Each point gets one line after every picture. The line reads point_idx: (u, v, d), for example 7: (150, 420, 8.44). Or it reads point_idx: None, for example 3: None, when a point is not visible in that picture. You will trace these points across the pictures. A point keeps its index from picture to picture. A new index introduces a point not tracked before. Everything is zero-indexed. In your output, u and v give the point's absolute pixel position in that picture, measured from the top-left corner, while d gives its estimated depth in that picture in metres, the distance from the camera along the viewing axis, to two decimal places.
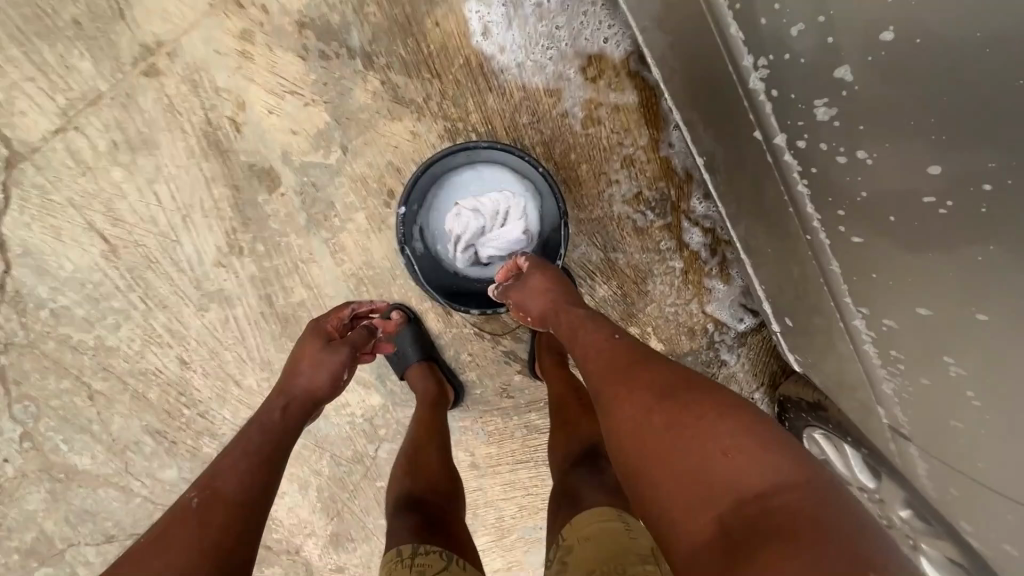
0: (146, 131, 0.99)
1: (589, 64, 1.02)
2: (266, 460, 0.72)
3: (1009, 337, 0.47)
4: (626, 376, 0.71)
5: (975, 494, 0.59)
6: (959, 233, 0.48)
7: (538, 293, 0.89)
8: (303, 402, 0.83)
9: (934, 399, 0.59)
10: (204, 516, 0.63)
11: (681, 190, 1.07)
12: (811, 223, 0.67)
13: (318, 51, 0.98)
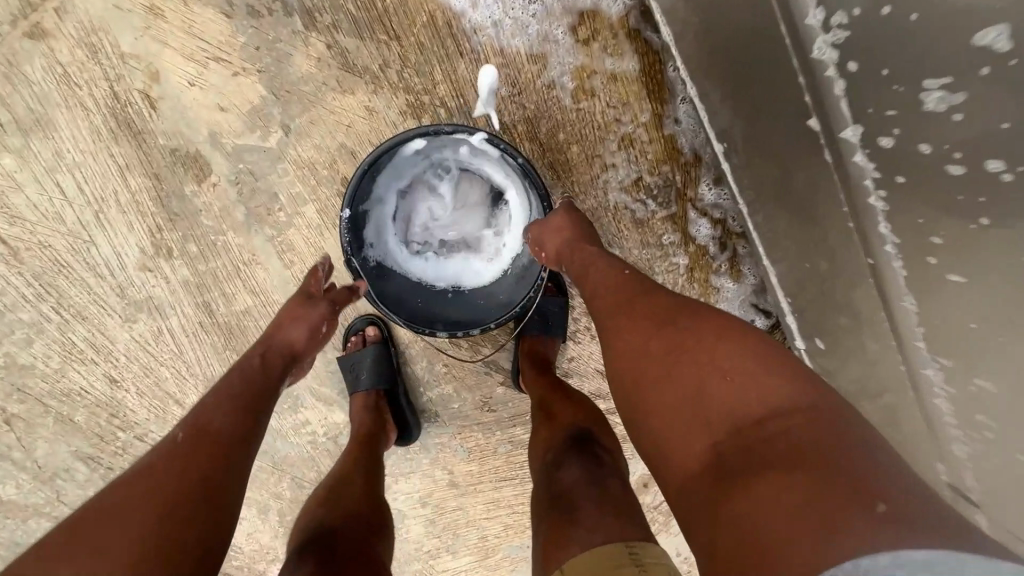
0: (38, 108, 0.81)
1: (581, 23, 0.84)
2: (250, 400, 0.63)
3: None
4: (628, 305, 0.61)
5: None
6: None
7: (549, 230, 0.76)
8: (281, 354, 0.72)
9: None
10: (183, 455, 0.53)
11: (688, 174, 0.92)
12: (884, 244, 0.56)
13: (246, 7, 0.80)
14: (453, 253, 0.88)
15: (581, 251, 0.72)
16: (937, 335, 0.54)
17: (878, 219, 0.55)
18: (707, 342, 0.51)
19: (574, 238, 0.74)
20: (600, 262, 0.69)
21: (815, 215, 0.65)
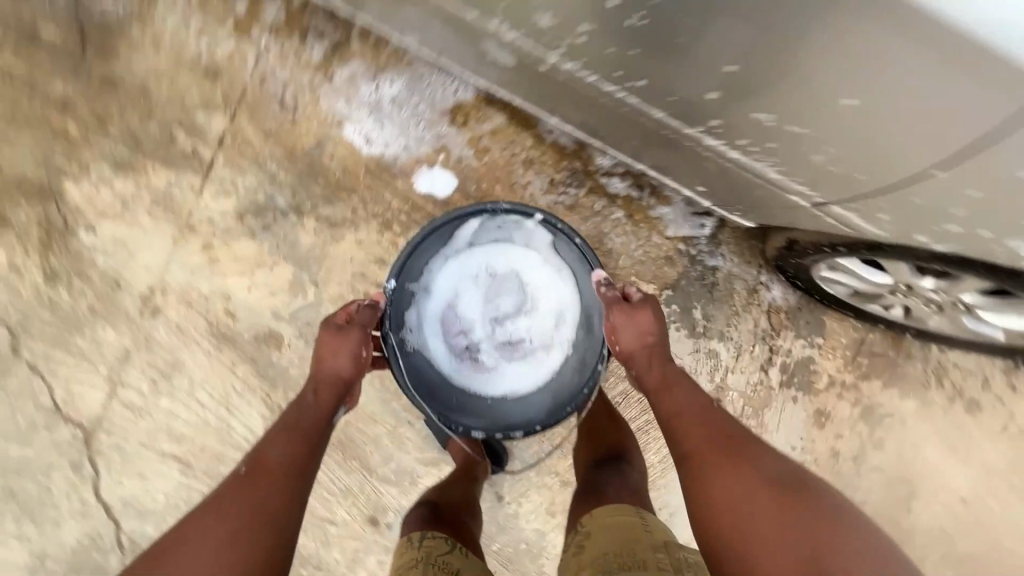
0: (170, 356, 1.19)
1: (454, 115, 1.21)
2: (304, 439, 0.81)
3: (762, 61, 0.53)
4: (729, 451, 0.79)
5: (912, 209, 0.61)
6: (660, 29, 0.58)
7: (625, 326, 0.94)
8: (333, 388, 0.90)
9: (796, 157, 0.64)
10: (252, 482, 0.73)
11: (582, 158, 1.22)
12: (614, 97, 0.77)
13: (261, 226, 1.20)
14: (490, 355, 1.16)
15: (655, 372, 0.92)
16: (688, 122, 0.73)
17: (595, 86, 0.77)
18: (810, 517, 0.68)
19: (645, 340, 0.94)
20: (681, 389, 0.88)
21: (625, 116, 0.85)
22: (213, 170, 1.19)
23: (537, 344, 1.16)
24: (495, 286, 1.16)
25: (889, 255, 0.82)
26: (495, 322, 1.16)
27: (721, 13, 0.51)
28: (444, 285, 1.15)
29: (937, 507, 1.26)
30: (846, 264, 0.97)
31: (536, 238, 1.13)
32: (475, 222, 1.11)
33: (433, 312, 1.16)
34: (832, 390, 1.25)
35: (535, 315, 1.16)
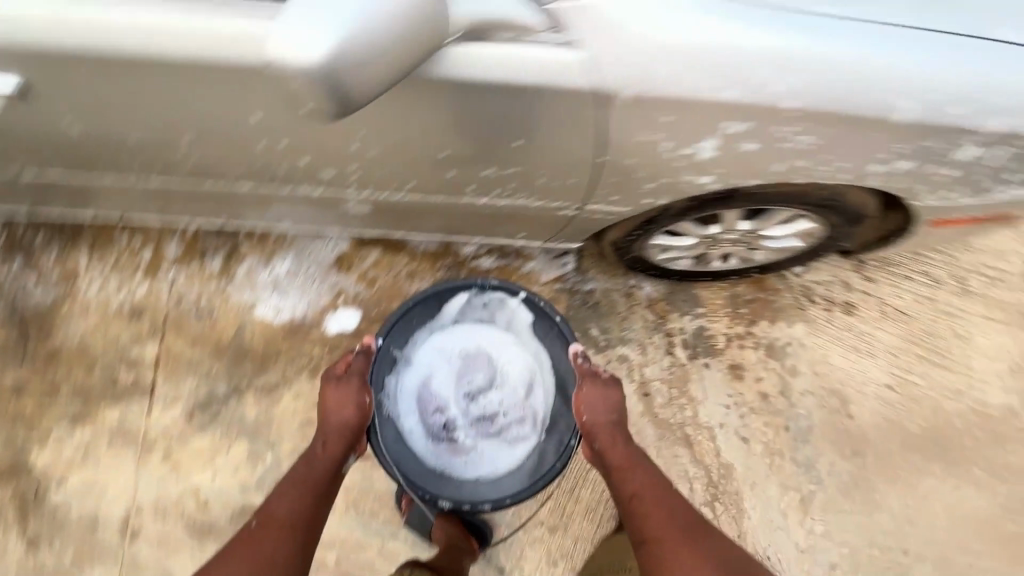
0: (159, 569, 1.27)
1: (339, 264, 1.46)
2: (310, 492, 1.00)
3: (453, 138, 0.76)
4: (692, 537, 0.93)
5: (614, 175, 0.83)
6: (385, 153, 0.79)
7: (597, 404, 1.07)
8: (342, 437, 1.05)
9: (529, 181, 0.86)
10: (264, 532, 0.93)
11: (451, 253, 1.48)
12: (403, 209, 0.99)
13: (208, 417, 1.35)
14: (465, 432, 1.14)
15: (621, 452, 1.05)
16: (458, 202, 0.94)
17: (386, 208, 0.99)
18: None
19: (612, 417, 1.07)
20: (643, 471, 1.04)
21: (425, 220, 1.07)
22: (156, 388, 1.37)
23: (513, 424, 1.14)
24: (472, 360, 1.16)
25: (665, 221, 1.07)
26: (471, 397, 1.14)
27: (406, 126, 0.73)
28: (423, 358, 1.16)
29: (871, 404, 1.38)
30: (660, 241, 1.21)
31: (519, 317, 1.17)
32: (461, 299, 1.17)
33: (409, 384, 1.15)
34: (733, 344, 1.42)
35: (510, 388, 1.15)
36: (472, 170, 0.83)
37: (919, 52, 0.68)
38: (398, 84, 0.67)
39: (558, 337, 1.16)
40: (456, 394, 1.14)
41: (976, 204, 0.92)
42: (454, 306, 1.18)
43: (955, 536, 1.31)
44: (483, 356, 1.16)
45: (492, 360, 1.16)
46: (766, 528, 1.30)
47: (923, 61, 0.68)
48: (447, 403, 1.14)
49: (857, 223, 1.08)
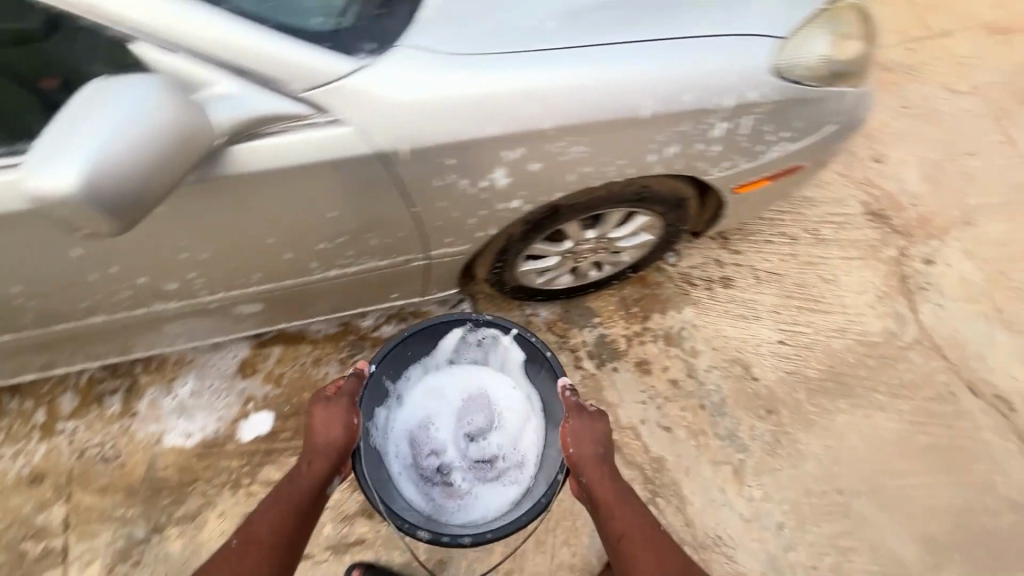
0: None
1: (243, 370, 1.47)
2: (294, 513, 0.94)
3: (266, 223, 0.83)
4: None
5: (434, 220, 0.91)
6: (210, 253, 0.86)
7: (585, 436, 1.00)
8: (329, 457, 0.98)
9: (363, 245, 0.93)
10: (242, 555, 0.89)
11: (352, 330, 1.52)
12: (264, 301, 1.04)
13: (133, 565, 1.29)
14: (460, 474, 1.17)
15: (610, 489, 0.98)
16: (311, 280, 1.00)
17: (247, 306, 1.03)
18: None
19: (599, 450, 1.00)
20: (631, 509, 0.96)
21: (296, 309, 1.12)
22: (70, 552, 1.30)
23: (510, 467, 1.15)
24: (472, 404, 1.21)
25: (519, 249, 1.17)
26: (470, 442, 1.19)
27: (217, 224, 0.81)
28: (422, 399, 1.21)
29: (770, 362, 1.48)
30: (532, 266, 1.29)
31: (512, 358, 1.18)
32: (454, 338, 1.19)
33: (406, 423, 1.19)
34: (634, 342, 1.50)
35: (506, 432, 1.18)
36: (302, 247, 0.90)
37: (632, 56, 0.81)
38: (192, 189, 0.75)
39: (548, 373, 1.14)
40: (456, 438, 1.19)
41: (759, 166, 1.06)
42: (451, 349, 1.21)
43: (879, 463, 1.37)
44: (483, 400, 1.21)
45: (491, 405, 1.21)
46: (709, 508, 1.33)
47: (638, 63, 0.81)
48: (446, 447, 1.19)
49: (683, 204, 1.18)
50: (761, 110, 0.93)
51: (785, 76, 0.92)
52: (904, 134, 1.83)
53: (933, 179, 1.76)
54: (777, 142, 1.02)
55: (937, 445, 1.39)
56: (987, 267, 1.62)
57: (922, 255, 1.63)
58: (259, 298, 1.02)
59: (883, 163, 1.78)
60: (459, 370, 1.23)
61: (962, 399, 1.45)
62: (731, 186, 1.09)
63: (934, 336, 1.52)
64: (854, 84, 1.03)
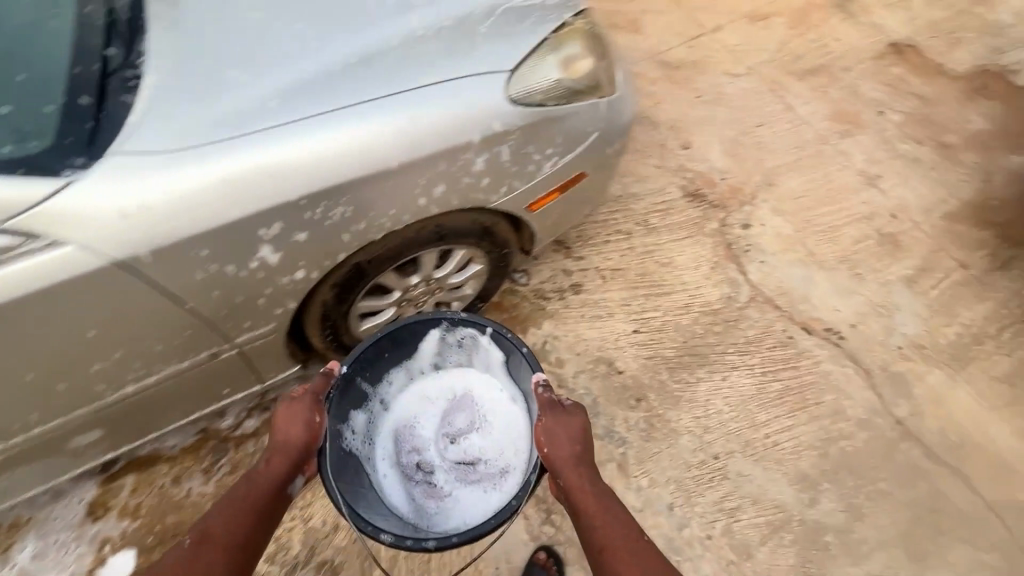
0: None
1: (93, 511, 1.33)
2: (253, 514, 0.93)
3: (21, 356, 0.79)
4: None
5: (218, 311, 0.90)
6: None
7: (559, 435, 1.00)
8: (289, 455, 0.98)
9: (145, 352, 0.89)
10: (198, 554, 0.87)
11: (211, 434, 1.42)
12: (62, 433, 0.97)
13: None
14: (441, 477, 1.18)
15: (587, 492, 0.96)
16: (105, 400, 0.95)
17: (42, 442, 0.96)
18: None
19: (574, 448, 1.00)
20: (613, 512, 0.95)
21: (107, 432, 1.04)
22: None
23: (491, 470, 1.16)
24: (458, 408, 1.24)
25: (345, 310, 1.16)
26: (455, 445, 1.20)
27: None
28: (408, 404, 1.24)
29: (630, 352, 1.56)
30: (374, 322, 1.29)
31: (493, 358, 1.19)
32: (434, 341, 1.20)
33: (390, 426, 1.23)
34: None
35: (490, 436, 1.20)
36: (75, 371, 0.85)
37: (354, 113, 0.85)
38: None
39: (526, 371, 1.13)
40: (440, 444, 1.21)
41: (539, 182, 1.14)
42: (437, 352, 1.23)
43: (743, 418, 1.47)
44: (469, 404, 1.24)
45: (477, 408, 1.23)
46: None
47: (362, 119, 0.86)
48: (430, 451, 1.20)
49: (493, 230, 1.22)
50: (512, 136, 1.01)
51: (523, 100, 1.01)
52: (703, 120, 2.05)
53: (735, 153, 1.97)
54: (545, 159, 1.11)
55: (787, 388, 1.52)
56: (793, 219, 1.82)
57: (739, 221, 1.81)
58: (52, 431, 0.95)
59: (691, 149, 1.97)
60: (443, 374, 1.26)
61: (799, 340, 1.59)
62: (523, 206, 1.17)
63: (764, 290, 1.68)
64: (597, 96, 1.15)
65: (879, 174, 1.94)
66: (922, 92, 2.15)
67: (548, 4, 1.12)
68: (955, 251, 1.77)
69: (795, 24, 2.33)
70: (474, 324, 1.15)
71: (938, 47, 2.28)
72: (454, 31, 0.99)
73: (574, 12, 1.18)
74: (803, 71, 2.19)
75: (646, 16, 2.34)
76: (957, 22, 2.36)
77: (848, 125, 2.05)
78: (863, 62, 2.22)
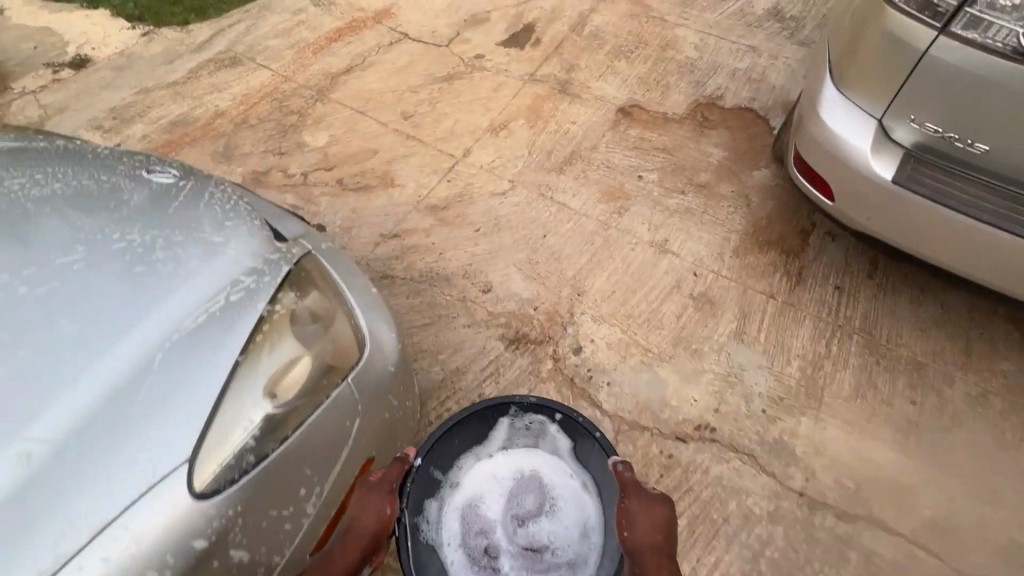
0: None
1: None
2: None
3: None
4: None
5: None
6: None
7: (644, 523, 1.21)
8: (359, 544, 0.97)
9: None
10: None
11: None
12: None
13: None
14: (506, 561, 1.35)
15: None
16: None
17: None
18: None
19: (655, 537, 1.19)
20: None
21: None
22: None
23: (556, 558, 1.35)
24: (524, 491, 1.44)
25: None
26: (521, 527, 1.39)
27: None
28: (472, 485, 1.46)
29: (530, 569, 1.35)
30: None
31: (560, 444, 1.48)
32: (504, 428, 1.51)
33: (456, 507, 1.43)
34: None
35: (556, 521, 1.39)
36: None
37: None
38: None
39: (596, 456, 1.44)
40: (506, 529, 1.38)
41: (313, 523, 0.95)
42: (505, 436, 1.52)
43: None
44: (531, 487, 1.44)
45: (539, 491, 1.43)
46: None
47: None
48: (497, 537, 1.38)
49: None
50: (236, 530, 0.84)
51: (229, 479, 0.85)
52: (491, 253, 1.95)
53: (535, 275, 1.88)
54: (304, 501, 0.93)
55: (692, 517, 1.40)
56: (616, 321, 1.76)
57: (570, 347, 1.71)
58: None
59: (492, 290, 1.85)
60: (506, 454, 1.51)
61: (679, 454, 1.49)
62: (308, 552, 0.97)
63: (624, 415, 1.56)
64: (330, 388, 0.99)
65: (665, 237, 1.98)
66: (661, 144, 2.30)
67: (221, 314, 0.94)
68: (758, 284, 1.84)
69: (533, 122, 2.39)
70: (546, 411, 1.49)
71: (655, 99, 2.49)
72: (88, 440, 0.79)
73: (271, 293, 1.01)
74: (560, 163, 2.23)
75: (395, 166, 2.25)
76: (659, 71, 2.62)
77: (619, 200, 2.10)
78: (604, 135, 2.34)
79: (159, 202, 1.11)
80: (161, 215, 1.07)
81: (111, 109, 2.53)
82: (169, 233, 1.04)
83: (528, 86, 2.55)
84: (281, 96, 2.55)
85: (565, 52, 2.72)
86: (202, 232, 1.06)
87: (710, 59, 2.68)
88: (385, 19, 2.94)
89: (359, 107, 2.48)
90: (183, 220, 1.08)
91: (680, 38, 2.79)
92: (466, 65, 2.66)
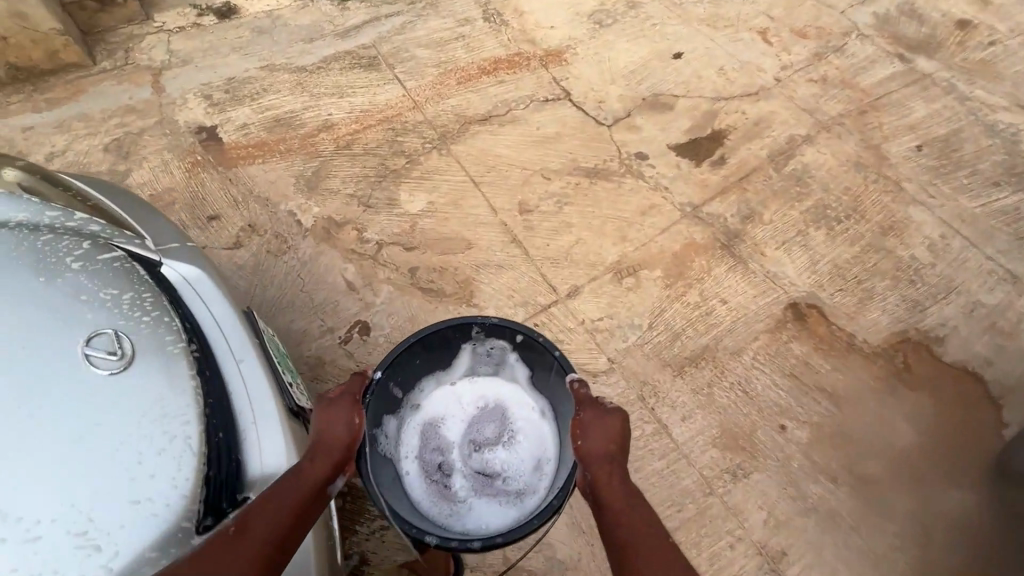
0: None
1: None
2: (295, 515, 0.88)
3: None
4: (664, 561, 0.98)
5: None
6: None
7: (596, 432, 1.15)
8: (331, 453, 0.97)
9: None
10: (230, 549, 0.81)
11: None
12: None
13: None
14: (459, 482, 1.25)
15: (615, 489, 1.09)
16: None
17: None
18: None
19: (608, 446, 1.14)
20: (627, 501, 1.08)
21: None
22: None
23: (510, 487, 1.24)
24: (482, 420, 1.32)
25: None
26: (477, 451, 1.28)
27: None
28: (432, 406, 1.34)
29: None
30: None
31: (521, 374, 1.33)
32: (466, 355, 1.33)
33: (413, 427, 1.31)
34: None
35: (513, 450, 1.28)
36: None
37: None
38: None
39: (554, 385, 1.28)
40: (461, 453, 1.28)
41: None
42: (463, 364, 1.35)
43: None
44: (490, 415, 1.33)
45: (497, 418, 1.32)
46: None
47: None
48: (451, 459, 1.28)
49: None
50: None
51: None
52: None
53: (586, 529, 1.41)
54: None
55: None
56: None
57: None
58: None
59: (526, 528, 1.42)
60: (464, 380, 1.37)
61: None
62: None
63: None
64: None
65: (782, 548, 1.41)
66: (830, 383, 1.65)
67: None
68: None
69: (672, 279, 1.82)
70: (505, 335, 1.28)
71: (845, 305, 1.81)
72: None
73: None
74: (683, 361, 1.65)
75: (483, 276, 1.80)
76: (866, 263, 1.92)
77: (741, 454, 1.51)
78: (757, 337, 1.72)
79: (44, 433, 0.79)
80: (28, 467, 0.78)
81: (229, 78, 2.28)
82: (62, 515, 0.77)
83: (684, 223, 1.96)
84: (399, 126, 2.17)
85: (750, 188, 2.08)
86: (66, 532, 0.77)
87: (944, 271, 1.92)
88: (553, 63, 2.43)
89: (476, 175, 2.04)
90: (53, 495, 0.77)
91: (912, 222, 2.04)
92: (620, 163, 2.11)
